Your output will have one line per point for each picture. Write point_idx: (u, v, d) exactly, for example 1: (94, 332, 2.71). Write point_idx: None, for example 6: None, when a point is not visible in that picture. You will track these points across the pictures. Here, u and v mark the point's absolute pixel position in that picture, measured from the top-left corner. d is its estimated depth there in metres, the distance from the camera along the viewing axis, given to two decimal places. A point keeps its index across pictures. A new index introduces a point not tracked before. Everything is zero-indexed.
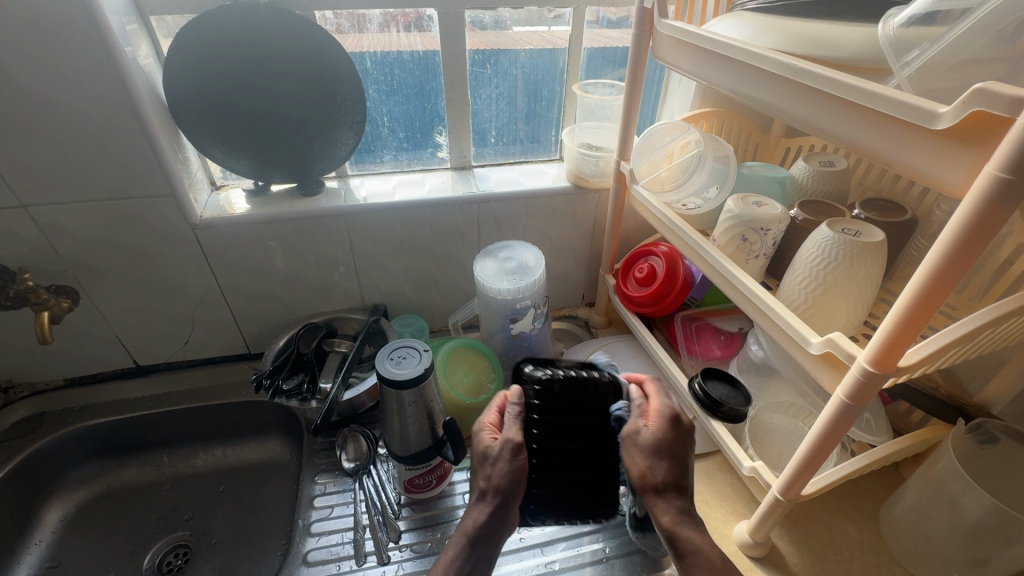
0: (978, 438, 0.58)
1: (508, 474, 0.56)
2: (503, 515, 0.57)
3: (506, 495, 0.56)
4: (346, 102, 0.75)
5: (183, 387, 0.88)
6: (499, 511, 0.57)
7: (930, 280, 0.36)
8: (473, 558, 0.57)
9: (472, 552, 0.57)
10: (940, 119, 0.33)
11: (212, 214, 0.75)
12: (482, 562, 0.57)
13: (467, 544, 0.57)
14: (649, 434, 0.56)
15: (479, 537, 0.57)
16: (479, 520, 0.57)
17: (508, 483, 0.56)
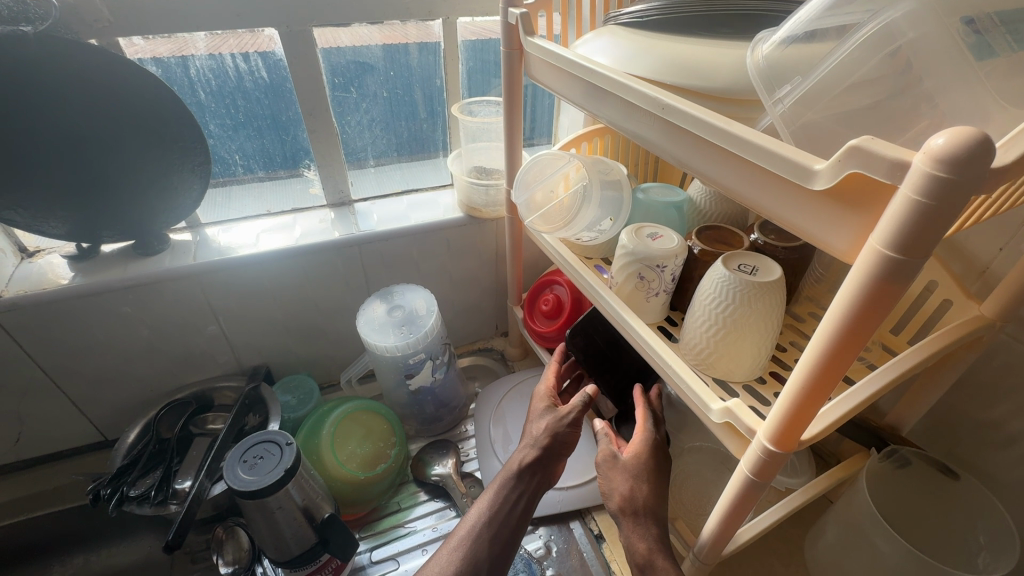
0: (895, 463, 0.56)
1: (561, 427, 0.61)
2: (550, 462, 0.61)
3: (552, 445, 0.61)
4: (179, 143, 0.63)
5: (20, 493, 0.73)
6: (547, 459, 0.60)
7: (823, 359, 0.31)
8: (518, 490, 0.59)
9: (517, 488, 0.59)
10: (816, 177, 0.28)
11: (16, 292, 0.61)
12: (522, 508, 0.58)
13: (513, 478, 0.59)
14: (630, 461, 0.54)
15: (526, 475, 0.60)
16: (525, 459, 0.60)
17: (548, 436, 0.61)
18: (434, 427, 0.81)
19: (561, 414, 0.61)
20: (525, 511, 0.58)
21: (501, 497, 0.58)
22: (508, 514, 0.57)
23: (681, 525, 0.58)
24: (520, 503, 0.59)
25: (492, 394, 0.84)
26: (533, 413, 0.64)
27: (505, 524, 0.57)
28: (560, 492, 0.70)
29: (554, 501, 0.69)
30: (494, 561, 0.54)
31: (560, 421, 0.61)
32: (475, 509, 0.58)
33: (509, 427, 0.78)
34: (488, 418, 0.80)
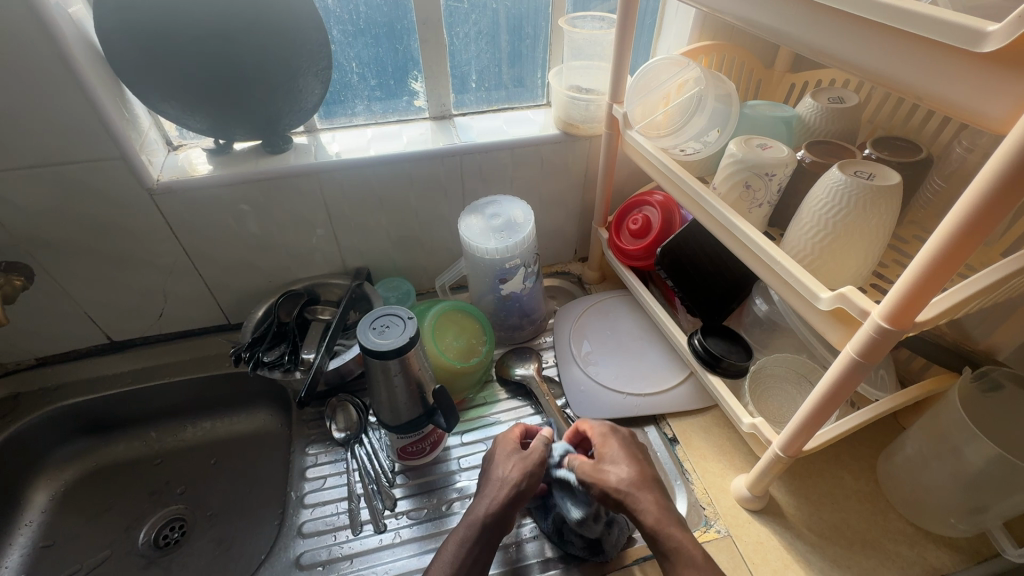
0: (984, 385, 0.57)
1: (533, 468, 0.58)
2: (514, 509, 0.57)
3: (523, 490, 0.57)
4: (308, 45, 0.68)
5: (162, 361, 0.85)
6: (514, 503, 0.57)
7: (960, 229, 0.33)
8: (479, 542, 0.55)
9: (474, 541, 0.54)
10: (988, 39, 0.29)
11: (170, 177, 0.69)
12: (481, 561, 0.55)
13: (477, 529, 0.55)
14: (622, 475, 0.56)
15: (488, 527, 0.55)
16: (490, 506, 0.56)
17: (522, 479, 0.57)
18: (516, 335, 0.86)
19: (530, 455, 0.59)
20: (484, 562, 0.55)
21: (468, 549, 0.54)
22: (471, 568, 0.54)
23: (759, 423, 0.58)
24: (480, 558, 0.55)
25: (571, 311, 0.88)
26: (496, 455, 0.61)
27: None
28: (639, 398, 0.74)
29: (632, 405, 0.74)
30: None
31: (528, 462, 0.59)
32: (439, 563, 0.54)
33: (589, 340, 0.83)
34: (567, 331, 0.85)
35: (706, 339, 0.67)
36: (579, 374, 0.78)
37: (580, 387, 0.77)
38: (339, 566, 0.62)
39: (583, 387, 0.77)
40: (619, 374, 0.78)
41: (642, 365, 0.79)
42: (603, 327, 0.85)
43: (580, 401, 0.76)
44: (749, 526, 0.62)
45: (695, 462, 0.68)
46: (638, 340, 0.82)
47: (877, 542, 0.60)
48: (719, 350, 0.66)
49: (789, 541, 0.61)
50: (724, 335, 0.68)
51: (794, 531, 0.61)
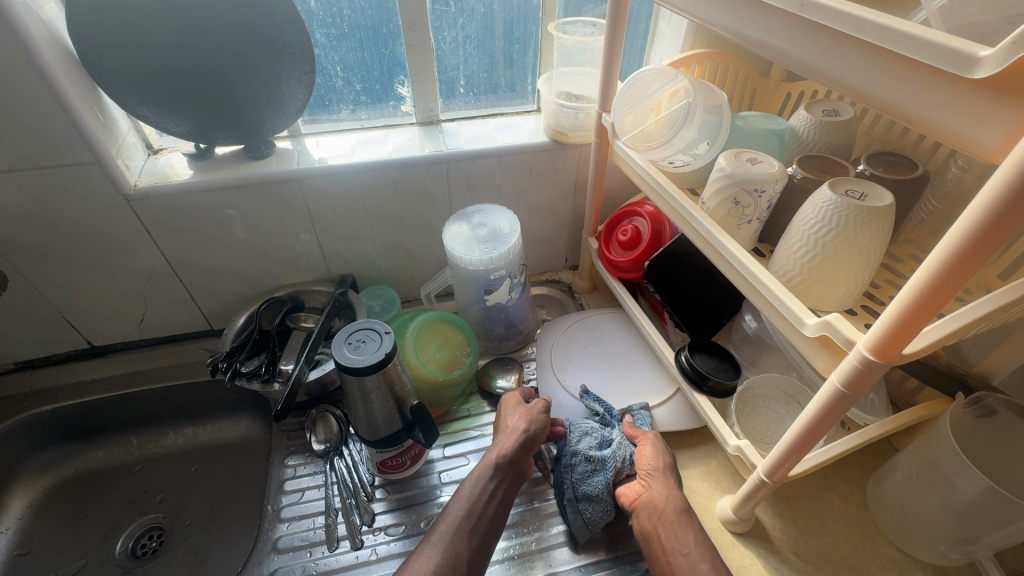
0: (978, 411, 0.55)
1: (539, 415, 0.67)
2: (526, 453, 0.64)
3: (532, 435, 0.65)
4: (289, 49, 0.66)
5: (143, 367, 0.83)
6: (525, 449, 0.64)
7: (948, 262, 0.31)
8: (496, 480, 0.62)
9: (490, 481, 0.62)
10: (980, 65, 0.27)
11: (147, 182, 0.68)
12: (498, 498, 0.61)
13: (493, 469, 0.62)
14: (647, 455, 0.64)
15: (502, 467, 0.63)
16: (505, 450, 0.63)
17: (535, 426, 0.65)
18: (503, 345, 0.85)
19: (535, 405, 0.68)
20: (503, 499, 0.61)
21: (487, 486, 0.61)
22: (493, 501, 0.60)
23: (744, 445, 0.57)
24: (497, 495, 0.61)
25: (558, 323, 0.85)
26: (510, 405, 0.70)
27: (489, 510, 0.60)
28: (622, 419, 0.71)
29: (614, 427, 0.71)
30: (481, 541, 0.57)
31: (534, 410, 0.68)
32: (462, 497, 0.60)
33: (574, 355, 0.80)
34: (551, 345, 0.82)
35: (693, 356, 0.66)
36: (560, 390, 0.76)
37: (561, 406, 0.75)
38: None
39: (564, 406, 0.75)
40: (604, 391, 0.75)
41: (628, 383, 0.76)
42: (589, 341, 0.82)
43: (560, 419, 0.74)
44: (734, 550, 0.61)
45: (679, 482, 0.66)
46: (626, 355, 0.79)
47: (864, 569, 0.58)
48: (706, 368, 0.64)
49: (774, 565, 0.59)
50: (712, 352, 0.67)
51: (779, 555, 0.60)
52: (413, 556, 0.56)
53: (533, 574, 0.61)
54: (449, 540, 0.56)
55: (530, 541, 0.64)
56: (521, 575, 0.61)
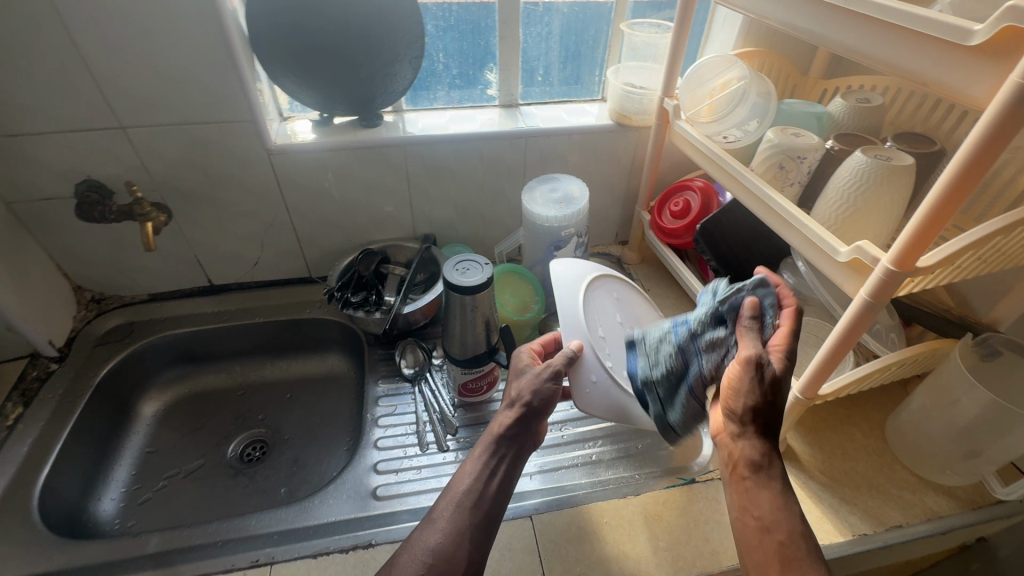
0: (983, 350, 0.65)
1: (542, 384, 0.56)
2: (529, 424, 0.57)
3: (536, 406, 0.57)
4: (409, 36, 0.81)
5: (252, 304, 0.97)
6: (528, 421, 0.57)
7: (953, 183, 0.42)
8: (498, 456, 0.56)
9: (491, 458, 0.56)
10: (974, 35, 0.38)
11: (284, 141, 0.82)
12: (504, 472, 0.56)
13: (494, 445, 0.57)
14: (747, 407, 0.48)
15: (503, 441, 0.57)
16: (506, 424, 0.57)
17: (546, 398, 0.57)
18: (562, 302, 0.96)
19: (540, 370, 0.57)
20: (506, 474, 0.56)
21: (489, 456, 0.56)
22: (495, 476, 0.55)
23: (781, 371, 0.67)
24: (501, 471, 0.56)
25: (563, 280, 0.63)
26: (515, 370, 0.62)
27: (490, 485, 0.55)
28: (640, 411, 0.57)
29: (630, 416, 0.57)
30: (487, 518, 0.53)
31: (540, 377, 0.57)
32: (465, 472, 0.56)
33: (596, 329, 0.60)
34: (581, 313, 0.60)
35: None
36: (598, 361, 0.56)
37: (592, 375, 0.56)
38: (407, 473, 0.72)
39: (595, 381, 0.56)
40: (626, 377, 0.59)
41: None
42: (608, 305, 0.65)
43: (589, 397, 0.56)
44: None
45: None
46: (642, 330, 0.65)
47: (882, 487, 0.68)
48: None
49: (803, 480, 0.69)
50: None
51: (808, 473, 0.70)
52: (415, 533, 0.53)
53: (598, 476, 0.71)
54: (449, 521, 0.52)
55: (592, 453, 0.74)
56: (587, 476, 0.71)
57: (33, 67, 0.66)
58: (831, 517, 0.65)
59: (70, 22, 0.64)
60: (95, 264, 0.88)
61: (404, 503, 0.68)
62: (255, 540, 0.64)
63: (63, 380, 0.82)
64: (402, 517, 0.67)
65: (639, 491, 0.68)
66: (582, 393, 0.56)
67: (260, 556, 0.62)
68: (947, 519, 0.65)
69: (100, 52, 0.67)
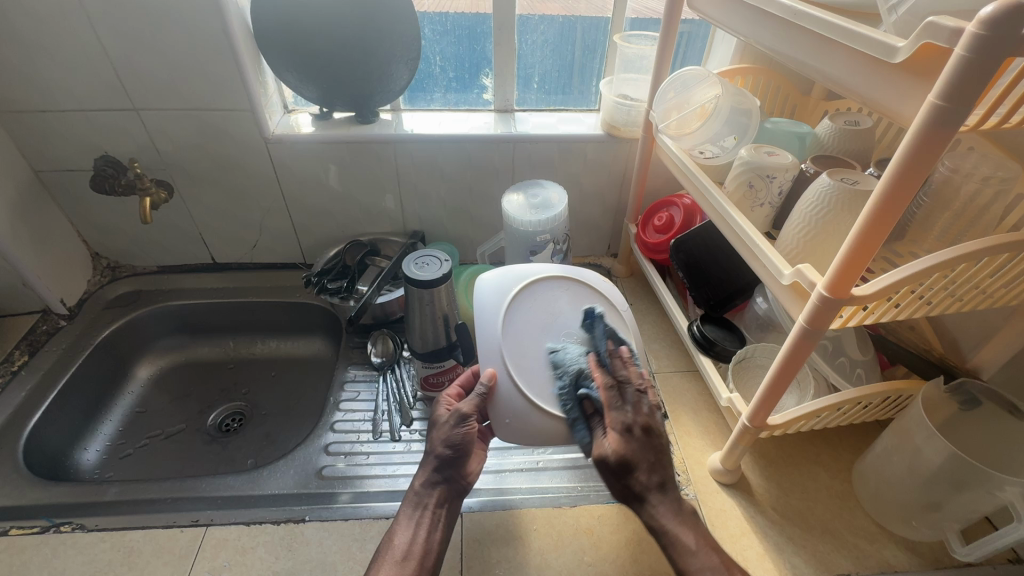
0: (959, 397, 0.60)
1: (451, 432, 0.62)
2: (448, 470, 0.62)
3: (451, 455, 0.62)
4: (405, 38, 0.84)
5: (248, 284, 1.02)
6: (445, 469, 0.61)
7: (880, 207, 0.40)
8: (423, 506, 0.60)
9: (421, 510, 0.60)
10: (898, 52, 0.36)
11: (281, 132, 0.87)
12: (437, 519, 0.59)
13: (417, 495, 0.61)
14: (646, 478, 0.52)
15: (427, 491, 0.61)
16: (426, 475, 0.62)
17: (455, 444, 0.61)
18: None
19: (449, 422, 0.62)
20: (438, 522, 0.59)
21: (416, 515, 0.59)
22: (426, 531, 0.58)
23: (736, 397, 0.64)
24: (434, 521, 0.59)
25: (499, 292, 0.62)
26: (432, 420, 0.65)
27: (423, 542, 0.57)
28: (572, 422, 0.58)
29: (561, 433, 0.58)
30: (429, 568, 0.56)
31: (450, 429, 0.62)
32: (400, 532, 0.58)
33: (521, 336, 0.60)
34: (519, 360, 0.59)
35: (704, 325, 0.75)
36: (511, 395, 0.58)
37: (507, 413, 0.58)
38: (357, 458, 0.74)
39: (510, 417, 0.58)
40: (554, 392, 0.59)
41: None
42: (549, 314, 0.62)
43: (507, 428, 0.58)
44: (717, 496, 0.68)
45: (678, 434, 0.74)
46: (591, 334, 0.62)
47: (835, 531, 0.64)
48: (713, 335, 0.73)
49: (751, 514, 0.66)
50: (724, 324, 0.76)
51: (758, 507, 0.66)
52: None
53: (541, 482, 0.70)
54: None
55: (540, 460, 0.73)
56: (530, 480, 0.70)
57: (61, 52, 0.74)
58: (773, 555, 0.62)
59: (91, 12, 0.71)
60: (110, 234, 0.96)
61: (346, 485, 0.70)
62: (202, 502, 0.67)
63: (68, 336, 0.90)
64: (341, 498, 0.69)
65: (577, 503, 0.67)
66: (502, 427, 0.59)
67: (201, 518, 0.65)
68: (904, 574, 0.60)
69: (117, 39, 0.73)
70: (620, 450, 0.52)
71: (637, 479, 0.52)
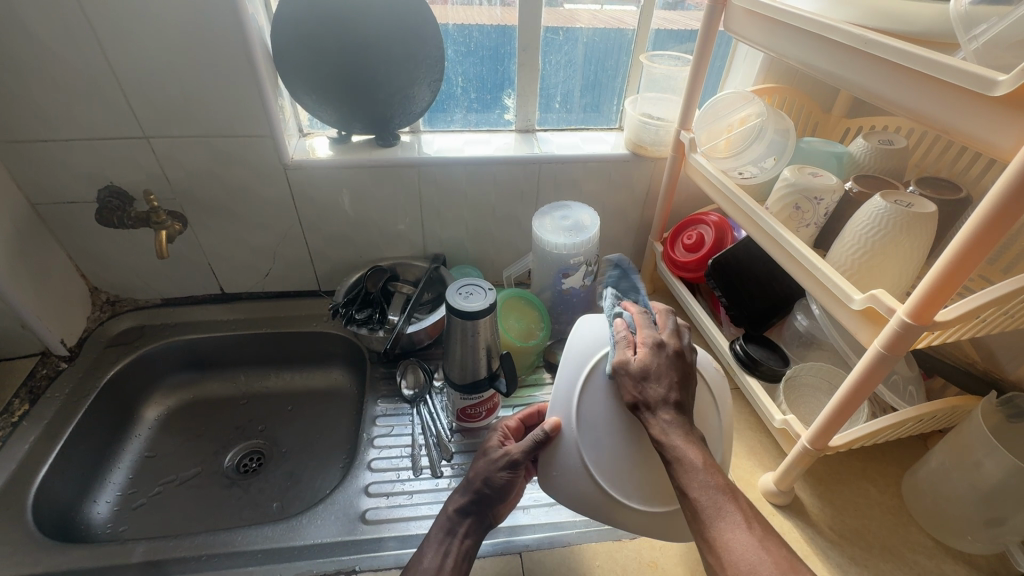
0: (1009, 411, 0.61)
1: (494, 469, 0.62)
2: (483, 505, 0.62)
3: (488, 489, 0.61)
4: (429, 60, 0.82)
5: (259, 314, 0.98)
6: (479, 502, 0.61)
7: (975, 236, 0.40)
8: (452, 533, 0.60)
9: (450, 536, 0.60)
10: (998, 86, 0.37)
11: (300, 157, 0.83)
12: (462, 550, 0.59)
13: (447, 521, 0.61)
14: (662, 392, 0.52)
15: (458, 519, 0.61)
16: (459, 502, 0.62)
17: (495, 485, 0.61)
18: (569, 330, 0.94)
19: (495, 458, 0.62)
20: (464, 551, 0.59)
21: (444, 539, 0.60)
22: (452, 558, 0.58)
23: (790, 419, 0.64)
24: (460, 551, 0.59)
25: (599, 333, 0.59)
26: (481, 450, 0.66)
27: (448, 567, 0.57)
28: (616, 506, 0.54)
29: (604, 509, 0.54)
30: None
31: (495, 464, 0.62)
32: (425, 556, 0.58)
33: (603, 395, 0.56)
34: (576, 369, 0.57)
35: (745, 344, 0.75)
36: (568, 452, 0.55)
37: (554, 468, 0.56)
38: (399, 498, 0.70)
39: (558, 470, 0.56)
40: (612, 467, 0.55)
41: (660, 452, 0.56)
42: None
43: (552, 480, 0.56)
44: (774, 518, 0.67)
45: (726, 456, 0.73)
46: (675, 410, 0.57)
47: (895, 550, 0.64)
48: (756, 354, 0.73)
49: (810, 536, 0.65)
50: (765, 343, 0.76)
51: (816, 527, 0.66)
52: None
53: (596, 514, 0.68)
54: None
55: None
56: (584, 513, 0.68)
57: (68, 79, 0.69)
58: None
59: (103, 37, 0.67)
60: (112, 268, 0.90)
61: (393, 529, 0.67)
62: (240, 557, 0.63)
63: (71, 379, 0.84)
64: (389, 544, 0.65)
65: (636, 535, 0.66)
66: (546, 476, 0.56)
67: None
68: None
69: (131, 64, 0.69)
70: (659, 354, 0.54)
71: (654, 403, 0.52)
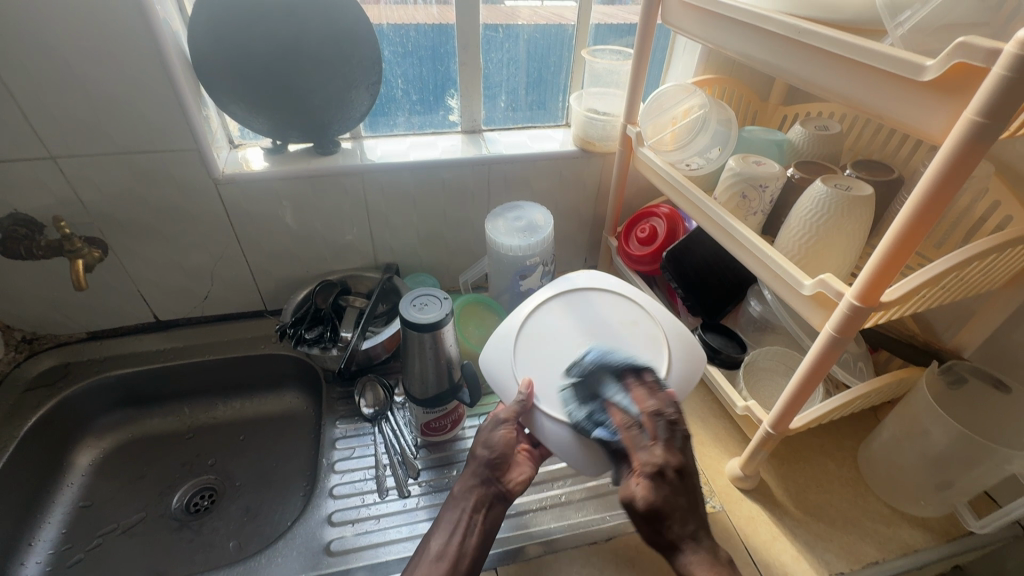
0: (949, 378, 0.64)
1: (490, 437, 0.61)
2: (490, 477, 0.61)
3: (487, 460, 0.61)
4: (364, 63, 0.78)
5: (201, 340, 0.91)
6: (486, 474, 0.61)
7: (913, 219, 0.41)
8: (459, 509, 0.59)
9: (461, 511, 0.59)
10: (926, 71, 0.38)
11: (232, 170, 0.78)
12: (475, 523, 0.58)
13: (453, 498, 0.60)
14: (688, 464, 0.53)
15: (466, 494, 0.60)
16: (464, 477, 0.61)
17: (493, 447, 0.61)
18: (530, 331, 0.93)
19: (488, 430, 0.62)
20: (477, 525, 0.58)
21: (457, 518, 0.58)
22: (461, 534, 0.57)
23: (752, 404, 0.65)
24: (473, 525, 0.58)
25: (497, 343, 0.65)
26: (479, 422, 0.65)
27: (459, 545, 0.56)
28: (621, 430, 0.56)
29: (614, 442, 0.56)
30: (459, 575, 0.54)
31: (490, 433, 0.62)
32: (437, 534, 0.58)
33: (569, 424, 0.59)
34: (574, 445, 0.56)
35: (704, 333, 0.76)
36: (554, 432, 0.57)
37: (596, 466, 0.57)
38: (365, 524, 0.67)
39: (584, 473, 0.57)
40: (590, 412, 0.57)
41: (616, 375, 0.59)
42: (553, 347, 0.63)
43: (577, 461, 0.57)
44: (742, 503, 0.68)
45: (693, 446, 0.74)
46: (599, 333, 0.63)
47: (857, 521, 0.66)
48: (716, 342, 0.74)
49: (778, 517, 0.67)
50: (724, 331, 0.78)
51: (783, 508, 0.68)
52: None
53: (570, 518, 0.67)
54: None
55: (562, 494, 0.70)
56: (557, 519, 0.67)
57: None
58: (808, 556, 0.63)
59: None
60: (25, 302, 0.82)
61: (361, 558, 0.63)
62: None
63: None
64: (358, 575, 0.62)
65: (611, 536, 0.65)
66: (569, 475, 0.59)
67: None
68: (923, 553, 0.63)
69: (26, 78, 0.62)
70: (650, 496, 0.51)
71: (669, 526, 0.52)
